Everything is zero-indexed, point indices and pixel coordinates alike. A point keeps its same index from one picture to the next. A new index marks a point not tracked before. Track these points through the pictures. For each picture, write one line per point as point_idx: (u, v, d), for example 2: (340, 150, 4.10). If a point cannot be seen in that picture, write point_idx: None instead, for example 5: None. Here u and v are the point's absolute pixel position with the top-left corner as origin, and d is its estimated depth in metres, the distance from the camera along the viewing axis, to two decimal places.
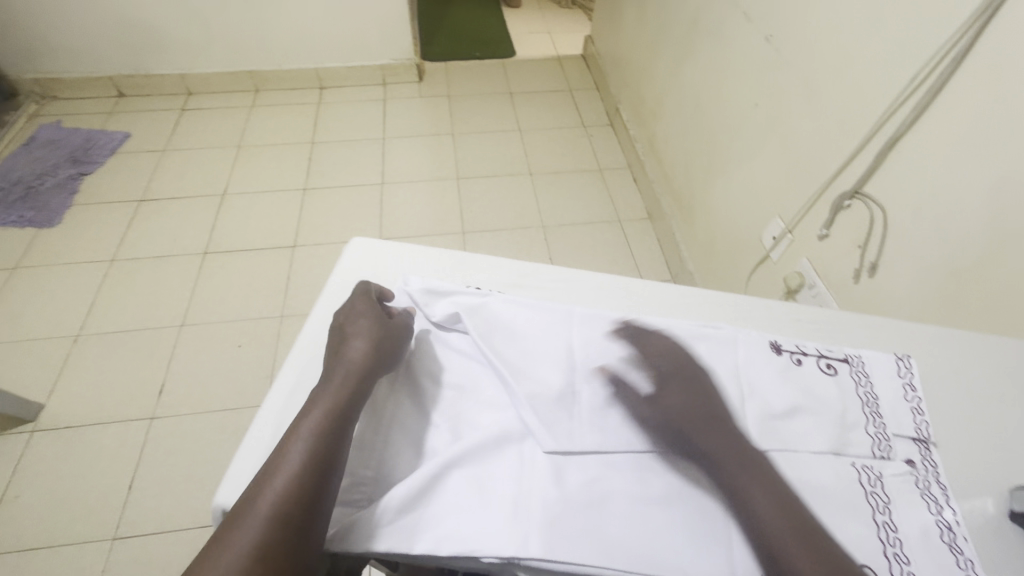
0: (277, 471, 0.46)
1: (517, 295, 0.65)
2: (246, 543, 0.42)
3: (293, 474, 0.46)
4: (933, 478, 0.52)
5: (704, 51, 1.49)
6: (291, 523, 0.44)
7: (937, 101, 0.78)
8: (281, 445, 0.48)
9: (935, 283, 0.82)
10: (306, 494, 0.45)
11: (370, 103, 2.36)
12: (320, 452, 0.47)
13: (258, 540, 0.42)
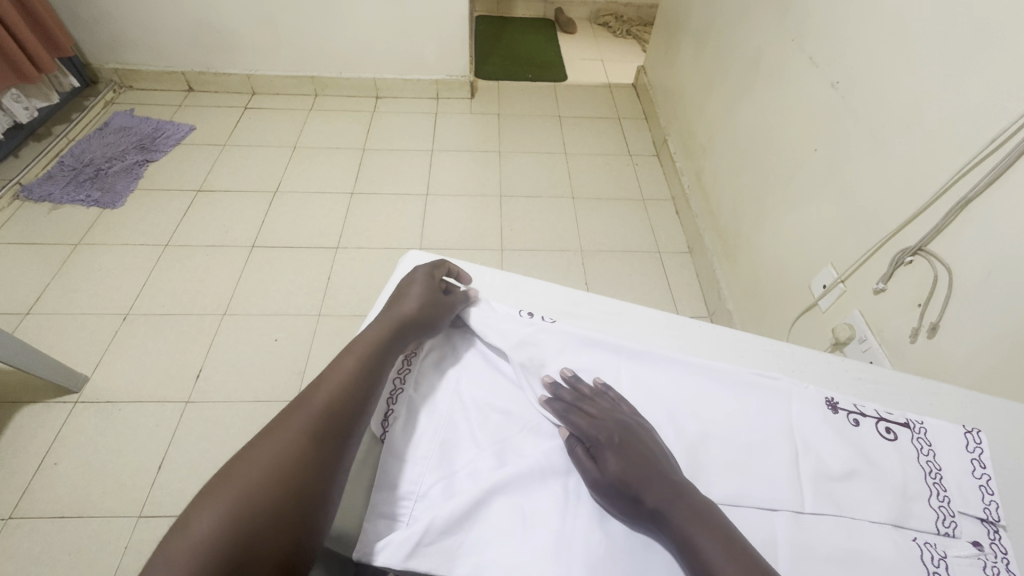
0: (316, 393, 0.52)
1: (568, 324, 0.65)
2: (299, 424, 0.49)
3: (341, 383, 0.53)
4: (1002, 564, 0.49)
5: (764, 91, 1.48)
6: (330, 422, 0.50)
7: (1018, 165, 0.75)
8: (320, 373, 0.54)
9: (1003, 353, 0.78)
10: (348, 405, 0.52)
11: (422, 115, 2.42)
12: (357, 382, 0.54)
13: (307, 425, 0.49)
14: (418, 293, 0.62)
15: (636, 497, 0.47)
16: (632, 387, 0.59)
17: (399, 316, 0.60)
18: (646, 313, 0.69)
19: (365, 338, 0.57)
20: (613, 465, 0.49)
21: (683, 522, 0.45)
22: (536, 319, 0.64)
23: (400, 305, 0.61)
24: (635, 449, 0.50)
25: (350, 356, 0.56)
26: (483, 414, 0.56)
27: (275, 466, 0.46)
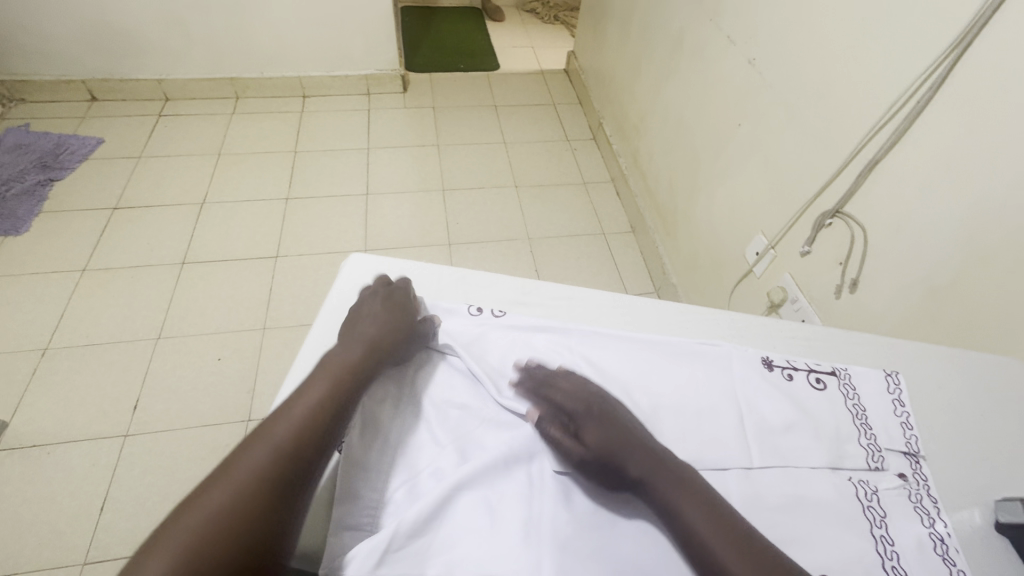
0: (285, 418, 0.49)
1: (517, 314, 0.66)
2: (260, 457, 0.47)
3: (310, 413, 0.50)
4: (923, 489, 0.55)
5: (688, 70, 1.53)
6: (294, 457, 0.47)
7: (914, 127, 0.82)
8: (291, 395, 0.51)
9: (916, 300, 0.86)
10: (315, 438, 0.49)
11: (354, 113, 2.34)
12: (326, 412, 0.50)
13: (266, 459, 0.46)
14: (387, 311, 0.60)
15: (618, 466, 0.50)
16: (587, 370, 0.60)
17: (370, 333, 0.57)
18: (592, 294, 0.70)
19: (341, 360, 0.54)
20: (597, 437, 0.52)
21: (674, 495, 0.48)
22: (485, 315, 0.64)
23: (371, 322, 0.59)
24: (619, 425, 0.53)
25: (324, 380, 0.52)
26: (443, 412, 0.56)
27: (229, 508, 0.44)
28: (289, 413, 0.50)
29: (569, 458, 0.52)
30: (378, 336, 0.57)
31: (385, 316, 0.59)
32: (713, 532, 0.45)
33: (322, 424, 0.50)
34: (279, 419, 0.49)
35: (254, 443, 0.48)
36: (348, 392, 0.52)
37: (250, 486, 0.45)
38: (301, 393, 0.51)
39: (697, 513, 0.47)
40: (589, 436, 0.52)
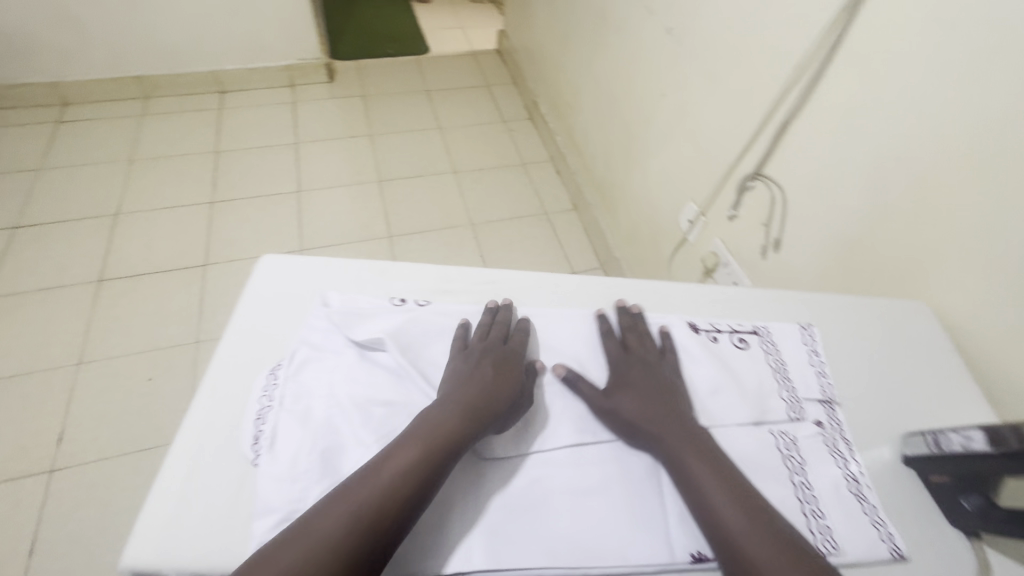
0: (395, 463, 0.47)
1: (444, 302, 0.64)
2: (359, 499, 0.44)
3: (421, 458, 0.47)
4: (838, 433, 0.57)
5: (613, 43, 1.53)
6: (394, 508, 0.45)
7: (818, 88, 0.86)
8: (407, 436, 0.49)
9: (831, 254, 0.90)
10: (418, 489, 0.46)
11: (278, 106, 2.22)
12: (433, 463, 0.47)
13: (368, 502, 0.44)
14: (490, 370, 0.55)
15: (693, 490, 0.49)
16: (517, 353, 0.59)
17: (471, 398, 0.52)
18: (519, 275, 0.69)
19: (463, 404, 0.51)
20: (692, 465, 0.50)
21: (763, 546, 0.45)
22: (409, 306, 0.62)
23: (472, 380, 0.54)
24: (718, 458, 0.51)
25: (446, 424, 0.50)
26: (383, 408, 0.53)
27: (321, 548, 0.42)
28: (398, 456, 0.47)
29: (597, 411, 0.55)
30: (481, 404, 0.52)
31: (489, 380, 0.54)
32: (730, 505, 0.47)
33: (429, 475, 0.47)
34: (387, 462, 0.47)
35: (359, 483, 0.45)
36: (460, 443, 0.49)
37: (346, 530, 0.43)
38: (413, 434, 0.49)
39: (722, 491, 0.48)
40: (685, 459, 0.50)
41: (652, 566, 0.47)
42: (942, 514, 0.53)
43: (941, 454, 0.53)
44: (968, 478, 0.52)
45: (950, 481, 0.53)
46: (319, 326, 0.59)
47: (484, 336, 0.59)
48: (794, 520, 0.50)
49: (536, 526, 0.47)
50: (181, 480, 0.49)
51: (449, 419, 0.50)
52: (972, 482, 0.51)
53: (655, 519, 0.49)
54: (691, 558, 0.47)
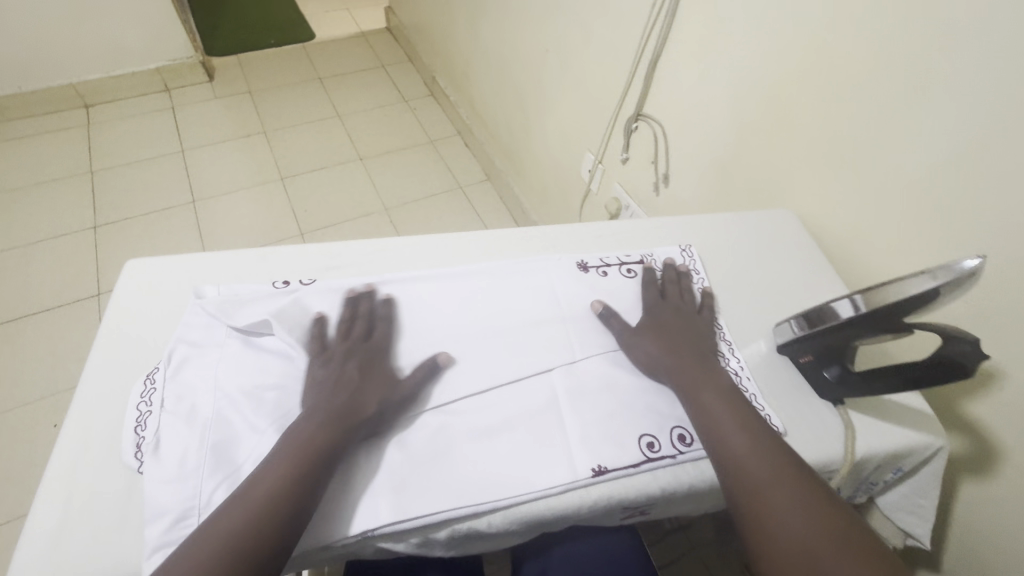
0: (303, 430, 0.47)
1: (331, 279, 0.62)
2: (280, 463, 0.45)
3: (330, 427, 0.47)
4: (720, 338, 0.62)
5: (493, 5, 1.52)
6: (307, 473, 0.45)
7: (676, 22, 0.90)
8: (316, 406, 0.48)
9: (711, 179, 0.95)
10: (322, 457, 0.46)
11: (156, 114, 2.04)
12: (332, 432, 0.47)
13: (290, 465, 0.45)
14: (353, 379, 0.51)
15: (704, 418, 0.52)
16: (407, 318, 0.59)
17: (345, 387, 0.50)
18: (408, 241, 0.68)
19: (349, 384, 0.50)
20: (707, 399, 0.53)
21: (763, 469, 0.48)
22: (294, 287, 0.59)
23: (339, 386, 0.50)
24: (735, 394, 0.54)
25: (342, 398, 0.49)
26: (276, 391, 0.52)
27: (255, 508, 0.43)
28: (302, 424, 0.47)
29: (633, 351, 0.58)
30: (351, 411, 0.49)
31: (353, 385, 0.50)
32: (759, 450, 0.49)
33: (332, 443, 0.47)
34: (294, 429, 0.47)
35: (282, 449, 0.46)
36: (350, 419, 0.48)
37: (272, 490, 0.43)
38: (318, 407, 0.48)
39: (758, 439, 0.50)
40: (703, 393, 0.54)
41: (557, 488, 0.49)
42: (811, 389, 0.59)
43: (803, 339, 0.58)
44: (827, 354, 0.57)
45: (814, 359, 0.58)
46: (197, 323, 0.55)
47: (348, 337, 0.55)
48: (684, 420, 0.55)
49: (444, 475, 0.49)
50: (60, 505, 0.46)
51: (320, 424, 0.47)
52: (830, 356, 0.57)
53: (559, 445, 0.52)
54: (592, 473, 0.50)
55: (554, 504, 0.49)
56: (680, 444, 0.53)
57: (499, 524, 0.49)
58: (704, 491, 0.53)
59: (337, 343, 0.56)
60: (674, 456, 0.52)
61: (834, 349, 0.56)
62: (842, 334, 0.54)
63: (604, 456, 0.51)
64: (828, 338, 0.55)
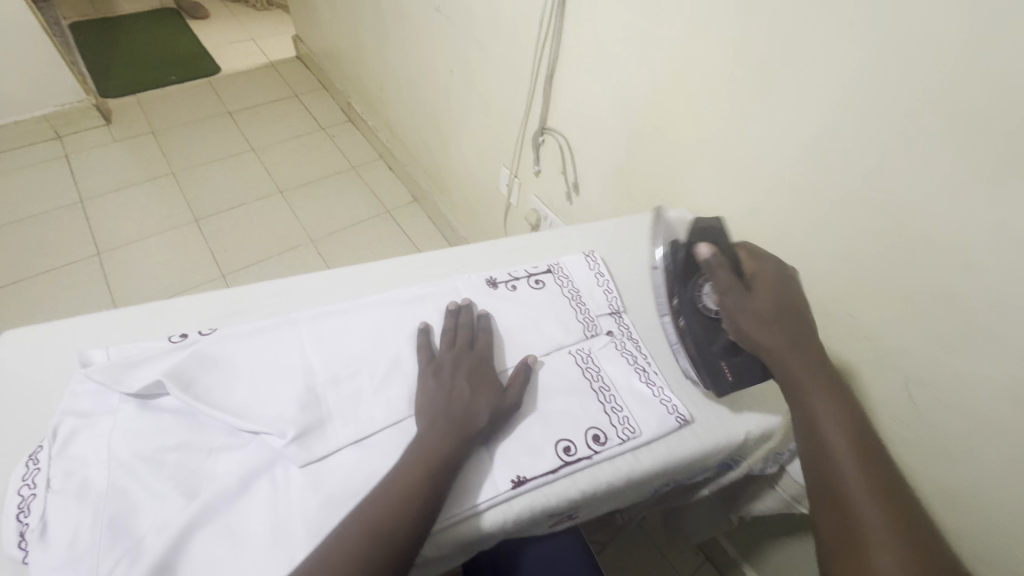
0: (423, 448, 0.49)
1: (233, 325, 0.60)
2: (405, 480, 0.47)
3: (450, 443, 0.50)
4: (627, 337, 0.66)
5: (396, 29, 1.53)
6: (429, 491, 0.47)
7: (563, 40, 0.95)
8: (436, 424, 0.51)
9: (615, 185, 1.00)
10: (444, 475, 0.48)
11: (46, 163, 1.90)
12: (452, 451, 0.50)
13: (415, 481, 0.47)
14: (470, 379, 0.56)
15: (759, 335, 0.55)
16: (317, 356, 0.58)
17: (461, 400, 0.53)
18: (315, 277, 0.68)
19: (463, 397, 0.54)
20: (757, 302, 0.56)
21: (827, 404, 0.51)
22: (192, 339, 0.57)
23: (452, 394, 0.54)
24: (789, 300, 0.57)
25: (455, 416, 0.52)
26: (178, 452, 0.50)
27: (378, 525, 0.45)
28: (423, 441, 0.50)
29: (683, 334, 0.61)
30: (465, 421, 0.52)
31: (472, 398, 0.54)
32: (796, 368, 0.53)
33: (452, 463, 0.49)
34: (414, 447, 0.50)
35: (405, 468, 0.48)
36: (465, 438, 0.51)
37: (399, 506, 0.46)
38: (437, 424, 0.51)
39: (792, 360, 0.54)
40: (754, 296, 0.57)
41: (480, 505, 0.50)
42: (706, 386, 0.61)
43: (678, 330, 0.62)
44: (702, 335, 0.60)
45: (697, 348, 0.60)
46: (85, 391, 0.52)
47: (457, 333, 0.61)
48: (598, 421, 0.57)
49: (458, 482, 0.51)
50: None
51: (417, 470, 0.48)
52: (708, 338, 0.60)
53: (478, 463, 0.53)
54: (511, 485, 0.51)
55: (479, 523, 0.50)
56: (595, 444, 0.55)
57: (429, 554, 0.49)
58: (624, 487, 0.55)
59: (241, 391, 0.54)
60: (591, 456, 0.54)
61: (705, 325, 0.60)
62: (693, 301, 0.61)
63: (523, 467, 0.52)
64: (687, 312, 0.61)
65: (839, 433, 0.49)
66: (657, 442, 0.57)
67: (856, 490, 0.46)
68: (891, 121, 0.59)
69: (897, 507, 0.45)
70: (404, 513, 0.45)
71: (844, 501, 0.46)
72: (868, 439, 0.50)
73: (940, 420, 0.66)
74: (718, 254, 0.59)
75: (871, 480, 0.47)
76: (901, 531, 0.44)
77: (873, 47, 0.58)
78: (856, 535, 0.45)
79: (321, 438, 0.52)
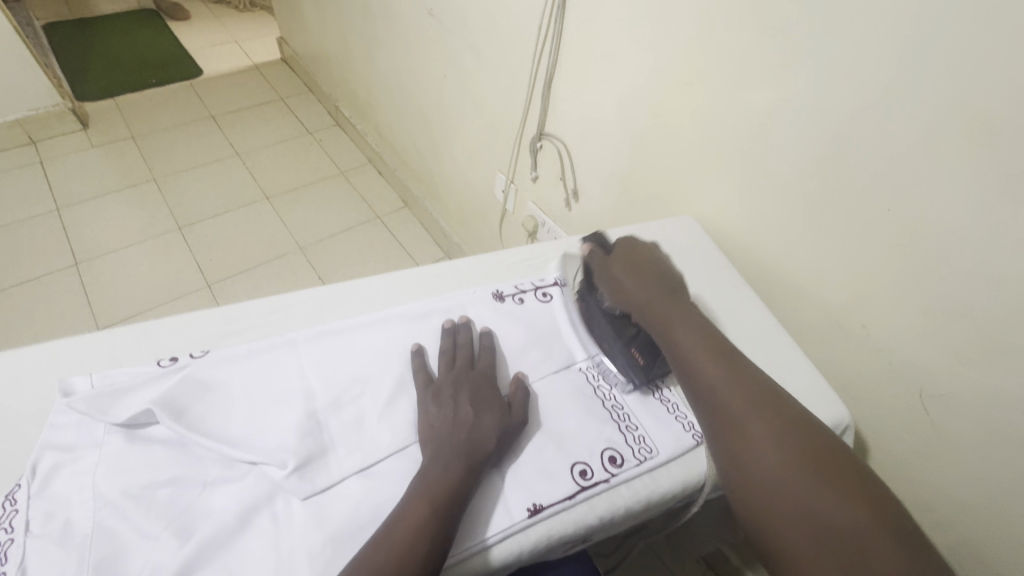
0: (431, 481, 0.47)
1: (226, 347, 0.57)
2: (415, 518, 0.44)
3: (459, 475, 0.47)
4: None
5: (386, 32, 1.50)
6: (440, 529, 0.44)
7: (562, 44, 0.93)
8: (445, 454, 0.49)
9: (616, 192, 0.98)
10: (454, 513, 0.46)
11: (20, 170, 1.82)
12: (461, 484, 0.47)
13: (424, 519, 0.44)
14: (473, 401, 0.53)
15: (634, 300, 0.62)
16: (317, 378, 0.55)
17: (467, 428, 0.50)
18: (313, 293, 0.65)
19: (467, 423, 0.51)
20: (617, 273, 0.65)
21: (696, 347, 0.56)
22: (183, 363, 0.53)
23: (455, 420, 0.51)
24: (647, 266, 0.65)
25: (462, 446, 0.49)
26: (170, 487, 0.46)
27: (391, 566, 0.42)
28: (431, 473, 0.47)
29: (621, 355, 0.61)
30: (474, 448, 0.49)
31: (477, 420, 0.51)
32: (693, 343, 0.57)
33: (460, 499, 0.46)
34: (422, 481, 0.47)
35: (413, 503, 0.45)
36: (474, 469, 0.48)
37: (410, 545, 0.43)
38: (444, 454, 0.49)
39: (689, 338, 0.57)
40: (613, 270, 0.65)
41: (495, 535, 0.48)
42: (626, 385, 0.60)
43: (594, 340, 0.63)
44: (613, 330, 0.62)
45: (613, 345, 0.61)
46: (68, 423, 0.49)
47: (455, 352, 0.58)
48: (614, 441, 0.55)
49: (470, 514, 0.48)
50: None
51: (427, 504, 0.45)
52: (619, 334, 0.62)
53: (492, 491, 0.50)
54: (528, 513, 0.49)
55: (495, 554, 0.48)
56: (612, 466, 0.53)
57: None
58: (641, 510, 0.53)
59: (238, 418, 0.51)
60: (608, 480, 0.52)
61: (613, 323, 0.63)
62: (596, 305, 0.64)
63: (539, 493, 0.50)
64: (597, 313, 0.64)
65: (714, 369, 0.54)
66: (674, 463, 0.55)
67: (740, 415, 0.51)
68: (904, 131, 0.58)
69: (776, 415, 0.50)
70: (412, 553, 0.43)
71: (733, 430, 0.50)
72: (738, 365, 0.55)
73: (954, 433, 0.65)
74: (596, 249, 0.68)
75: (750, 399, 0.51)
76: (783, 437, 0.48)
77: (890, 53, 0.56)
78: (748, 459, 0.48)
79: (325, 466, 0.49)
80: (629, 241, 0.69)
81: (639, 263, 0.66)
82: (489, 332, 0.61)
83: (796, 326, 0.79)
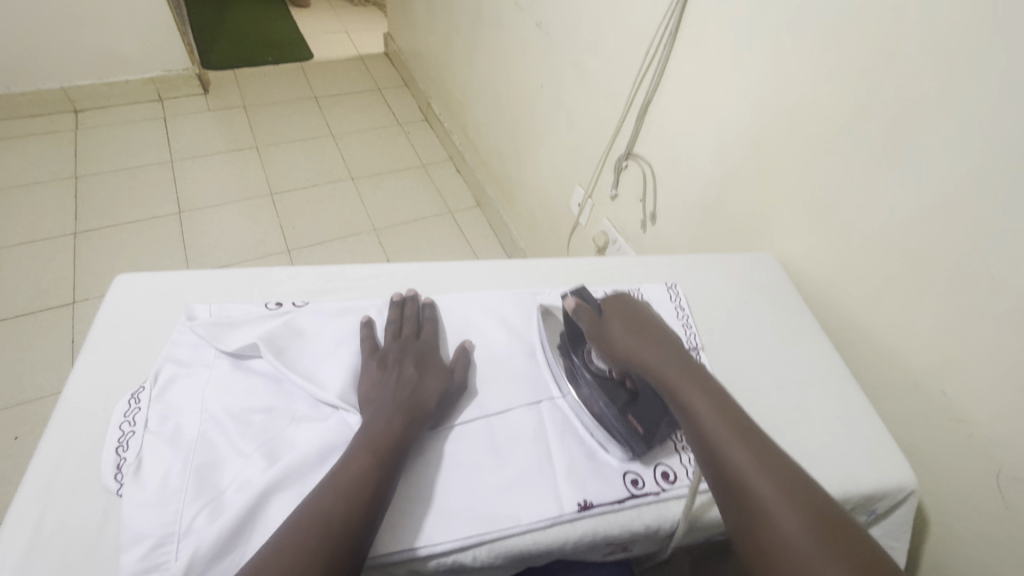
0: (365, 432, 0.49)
1: (324, 302, 0.63)
2: (353, 463, 0.46)
3: (398, 428, 0.49)
4: None
5: (492, 41, 1.57)
6: (380, 472, 0.46)
7: (667, 71, 0.96)
8: (382, 407, 0.51)
9: (696, 220, 0.99)
10: (394, 459, 0.48)
11: (147, 123, 2.02)
12: (400, 437, 0.49)
13: (364, 467, 0.46)
14: (399, 408, 0.51)
15: (640, 360, 0.59)
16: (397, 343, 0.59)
17: (410, 393, 0.52)
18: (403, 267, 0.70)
19: (404, 393, 0.52)
20: (612, 327, 0.62)
21: (707, 408, 0.53)
22: (285, 310, 0.59)
23: (393, 387, 0.53)
24: (646, 323, 0.62)
25: (396, 408, 0.51)
26: (265, 415, 0.52)
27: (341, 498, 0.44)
28: (365, 426, 0.49)
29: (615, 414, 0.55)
30: (415, 405, 0.52)
31: (402, 431, 0.49)
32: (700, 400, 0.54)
33: (401, 450, 0.48)
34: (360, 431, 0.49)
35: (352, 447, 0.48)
36: (414, 425, 0.51)
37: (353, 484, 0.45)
38: (379, 412, 0.51)
39: (695, 392, 0.54)
40: (607, 325, 0.62)
41: (543, 521, 0.49)
42: (621, 450, 0.55)
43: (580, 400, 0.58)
44: (604, 393, 0.57)
45: (605, 408, 0.56)
46: (186, 342, 0.55)
47: (394, 354, 0.56)
48: (668, 457, 0.56)
49: (523, 496, 0.51)
50: (28, 527, 0.44)
51: (344, 508, 0.43)
52: (613, 399, 0.56)
53: (546, 479, 0.52)
54: (578, 507, 0.51)
55: (539, 539, 0.49)
56: (663, 481, 0.54)
57: (483, 557, 0.48)
58: (684, 530, 0.54)
59: (325, 365, 0.56)
60: (659, 493, 0.53)
61: (603, 383, 0.58)
62: (584, 366, 0.59)
63: (590, 491, 0.52)
64: (587, 374, 0.58)
65: (728, 436, 0.50)
66: None
67: (752, 477, 0.47)
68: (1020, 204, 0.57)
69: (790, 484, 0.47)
70: (361, 491, 0.45)
71: (743, 497, 0.47)
72: (749, 427, 0.51)
73: None
74: (582, 305, 0.64)
75: (766, 465, 0.48)
76: (820, 535, 0.43)
77: (1013, 122, 0.55)
78: (769, 533, 0.44)
79: None
80: (619, 297, 0.67)
81: (637, 321, 0.63)
82: (462, 347, 0.60)
83: (871, 382, 0.77)
